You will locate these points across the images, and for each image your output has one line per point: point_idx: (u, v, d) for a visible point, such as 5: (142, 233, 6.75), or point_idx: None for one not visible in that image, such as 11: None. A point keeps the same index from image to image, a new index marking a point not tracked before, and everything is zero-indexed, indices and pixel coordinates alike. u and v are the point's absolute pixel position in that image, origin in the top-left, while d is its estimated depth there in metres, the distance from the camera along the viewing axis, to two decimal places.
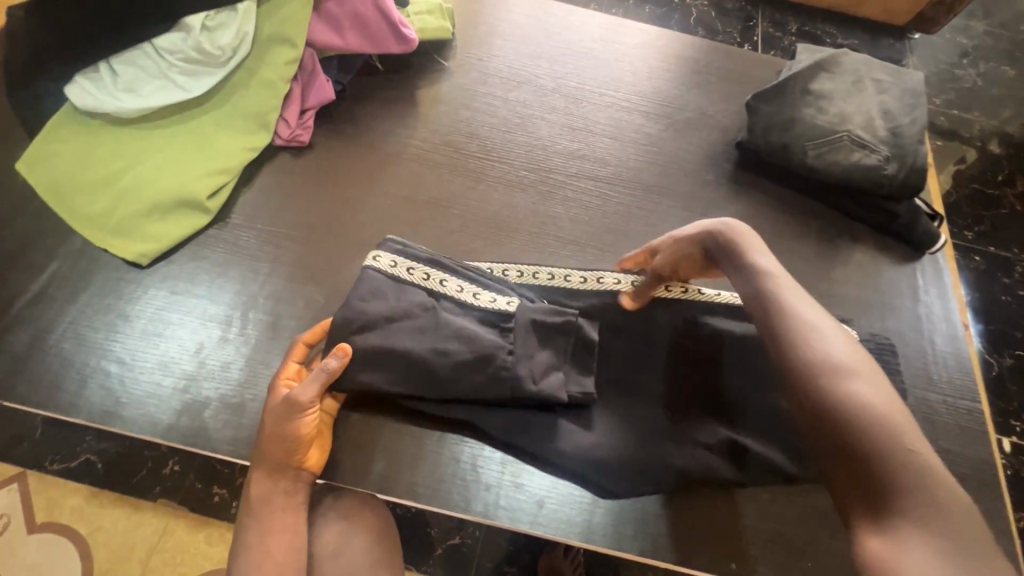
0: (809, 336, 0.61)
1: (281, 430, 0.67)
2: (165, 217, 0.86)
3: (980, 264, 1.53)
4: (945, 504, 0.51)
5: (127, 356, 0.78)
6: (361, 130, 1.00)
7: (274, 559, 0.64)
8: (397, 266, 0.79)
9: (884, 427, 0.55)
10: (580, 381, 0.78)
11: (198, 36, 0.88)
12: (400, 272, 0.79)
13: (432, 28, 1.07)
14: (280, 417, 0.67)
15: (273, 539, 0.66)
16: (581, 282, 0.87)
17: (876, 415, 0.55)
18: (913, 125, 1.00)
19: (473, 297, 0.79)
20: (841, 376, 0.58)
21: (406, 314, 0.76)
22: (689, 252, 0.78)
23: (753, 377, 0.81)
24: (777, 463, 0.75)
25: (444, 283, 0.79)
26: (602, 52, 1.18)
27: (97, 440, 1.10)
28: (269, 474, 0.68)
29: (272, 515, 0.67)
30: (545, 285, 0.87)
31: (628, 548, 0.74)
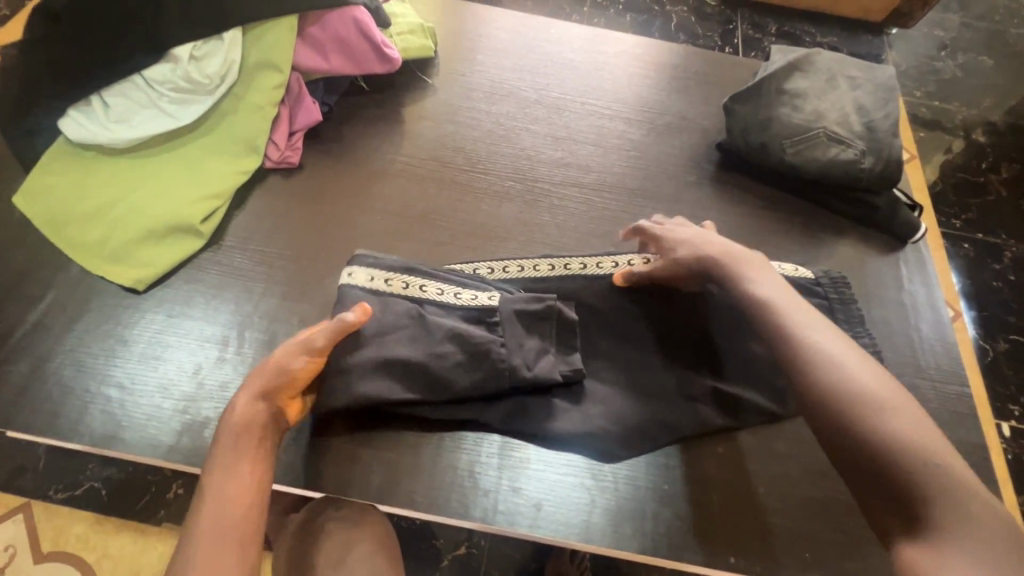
0: (819, 358, 0.63)
1: (290, 364, 0.70)
2: (160, 242, 0.88)
3: (970, 251, 1.55)
4: (974, 512, 0.52)
5: (127, 381, 0.80)
6: (349, 149, 1.03)
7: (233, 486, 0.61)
8: (375, 279, 0.81)
9: (906, 445, 0.56)
10: (568, 359, 0.81)
11: (187, 66, 0.91)
12: (380, 285, 0.81)
13: (415, 47, 1.10)
14: (293, 355, 0.70)
15: (245, 469, 0.63)
16: (549, 269, 0.89)
17: (899, 437, 0.57)
18: (887, 119, 1.03)
19: (456, 297, 0.81)
20: (865, 409, 0.59)
21: (395, 326, 0.79)
22: (678, 271, 0.80)
23: (727, 331, 0.85)
24: (759, 403, 0.81)
25: (424, 288, 0.82)
26: (582, 63, 1.20)
27: (101, 467, 1.11)
28: (253, 400, 0.67)
29: (249, 441, 0.65)
30: (516, 278, 0.89)
31: (628, 547, 0.75)
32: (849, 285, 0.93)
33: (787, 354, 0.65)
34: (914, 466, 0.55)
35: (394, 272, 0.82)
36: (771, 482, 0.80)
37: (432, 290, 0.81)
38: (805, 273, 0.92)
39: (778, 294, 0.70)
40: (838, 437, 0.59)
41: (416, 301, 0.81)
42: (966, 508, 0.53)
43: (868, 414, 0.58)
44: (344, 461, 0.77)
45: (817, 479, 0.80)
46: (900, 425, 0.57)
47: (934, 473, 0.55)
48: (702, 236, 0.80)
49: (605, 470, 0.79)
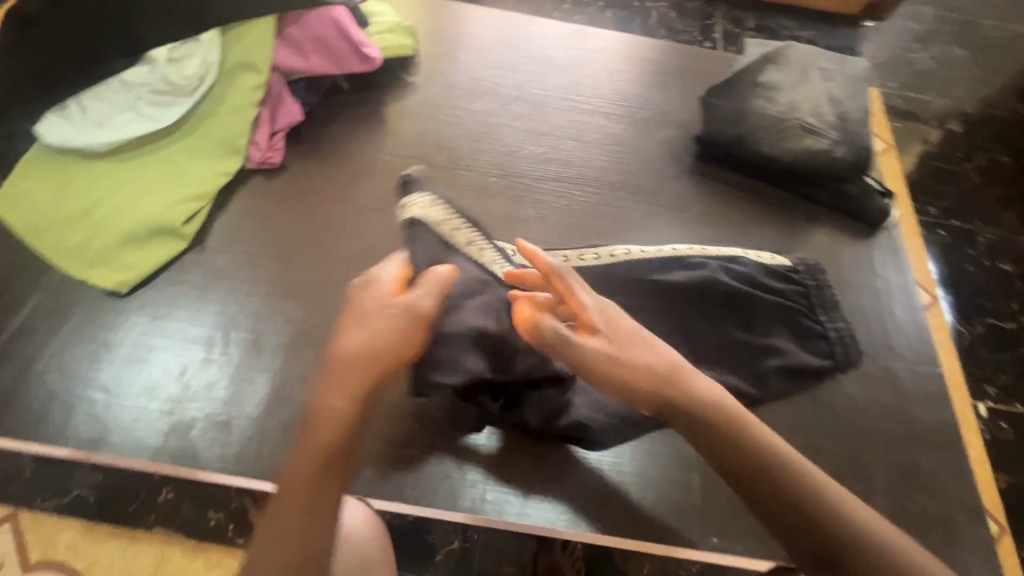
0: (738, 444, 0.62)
1: (388, 339, 0.66)
2: (142, 245, 0.88)
3: (946, 237, 1.58)
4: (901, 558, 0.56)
5: (113, 384, 0.80)
6: (332, 149, 1.03)
7: (302, 483, 0.60)
8: (442, 223, 0.83)
9: (832, 517, 0.59)
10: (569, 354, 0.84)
11: (164, 68, 0.91)
12: (446, 231, 0.83)
13: (395, 46, 1.11)
14: (398, 330, 0.67)
15: (323, 493, 0.59)
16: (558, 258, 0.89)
17: (824, 507, 0.59)
18: (858, 110, 1.06)
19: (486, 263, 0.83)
20: (799, 497, 0.60)
21: (471, 292, 0.79)
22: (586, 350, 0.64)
23: (707, 319, 0.88)
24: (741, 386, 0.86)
25: (473, 239, 0.84)
26: (562, 59, 1.22)
27: (89, 474, 1.10)
28: (343, 382, 0.64)
29: (337, 450, 0.61)
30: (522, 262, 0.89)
31: (614, 531, 0.77)
32: (825, 273, 0.95)
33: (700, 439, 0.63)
34: (857, 548, 0.57)
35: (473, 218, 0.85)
36: None
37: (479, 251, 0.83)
38: (781, 261, 0.95)
39: (699, 386, 0.65)
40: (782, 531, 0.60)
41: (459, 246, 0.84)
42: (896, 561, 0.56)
43: (783, 485, 0.60)
44: None
45: None
46: (816, 492, 0.60)
47: (856, 535, 0.58)
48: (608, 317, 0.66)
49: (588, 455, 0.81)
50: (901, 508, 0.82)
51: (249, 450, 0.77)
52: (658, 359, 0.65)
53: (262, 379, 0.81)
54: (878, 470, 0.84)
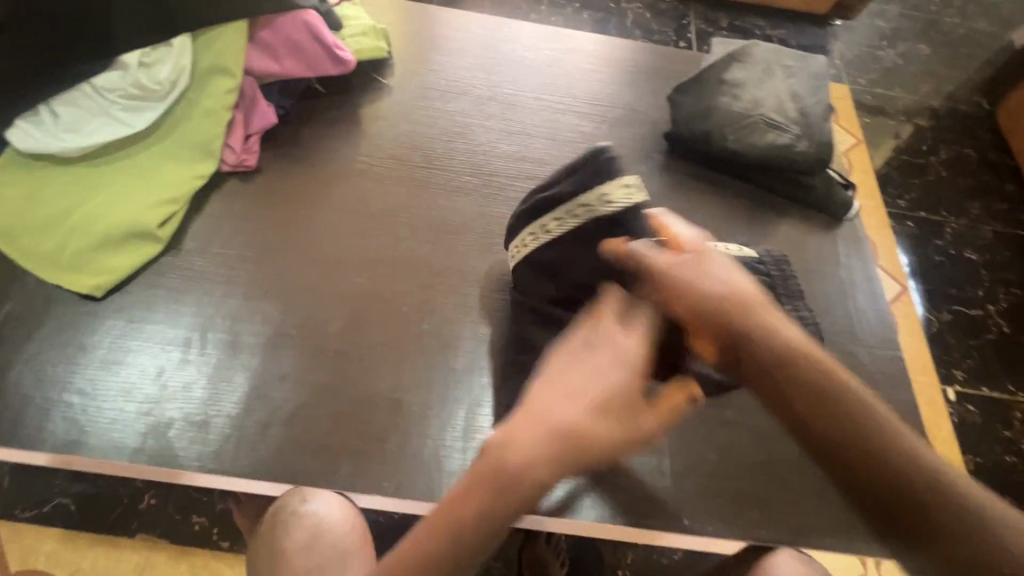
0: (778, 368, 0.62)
1: (600, 429, 0.63)
2: (117, 248, 0.88)
3: (914, 228, 1.63)
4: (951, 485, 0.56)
5: (89, 388, 0.80)
6: (307, 151, 1.05)
7: (473, 518, 0.61)
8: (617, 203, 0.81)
9: (883, 432, 0.58)
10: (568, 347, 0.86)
11: (136, 73, 0.91)
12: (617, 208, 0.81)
13: (368, 49, 1.12)
14: (621, 395, 0.65)
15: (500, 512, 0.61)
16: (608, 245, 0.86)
17: (873, 427, 0.59)
18: (819, 105, 1.10)
19: (546, 232, 0.84)
20: (853, 413, 0.59)
21: None
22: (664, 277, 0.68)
23: None
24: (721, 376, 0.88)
25: (576, 211, 0.82)
26: (534, 59, 1.24)
27: (70, 482, 1.10)
28: (560, 422, 0.63)
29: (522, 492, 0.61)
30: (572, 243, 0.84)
31: (587, 516, 0.79)
32: (789, 262, 0.98)
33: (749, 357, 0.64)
34: (908, 467, 0.57)
35: (609, 207, 0.80)
36: (720, 448, 0.85)
37: (562, 228, 0.83)
38: (748, 252, 0.97)
39: (772, 319, 0.65)
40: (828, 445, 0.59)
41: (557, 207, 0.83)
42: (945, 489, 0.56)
43: (837, 401, 0.60)
44: (311, 452, 0.79)
45: (764, 444, 0.86)
46: (870, 409, 0.59)
47: (908, 458, 0.57)
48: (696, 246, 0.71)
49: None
50: None
51: (228, 448, 0.78)
52: (730, 292, 0.67)
53: (239, 378, 0.82)
54: None
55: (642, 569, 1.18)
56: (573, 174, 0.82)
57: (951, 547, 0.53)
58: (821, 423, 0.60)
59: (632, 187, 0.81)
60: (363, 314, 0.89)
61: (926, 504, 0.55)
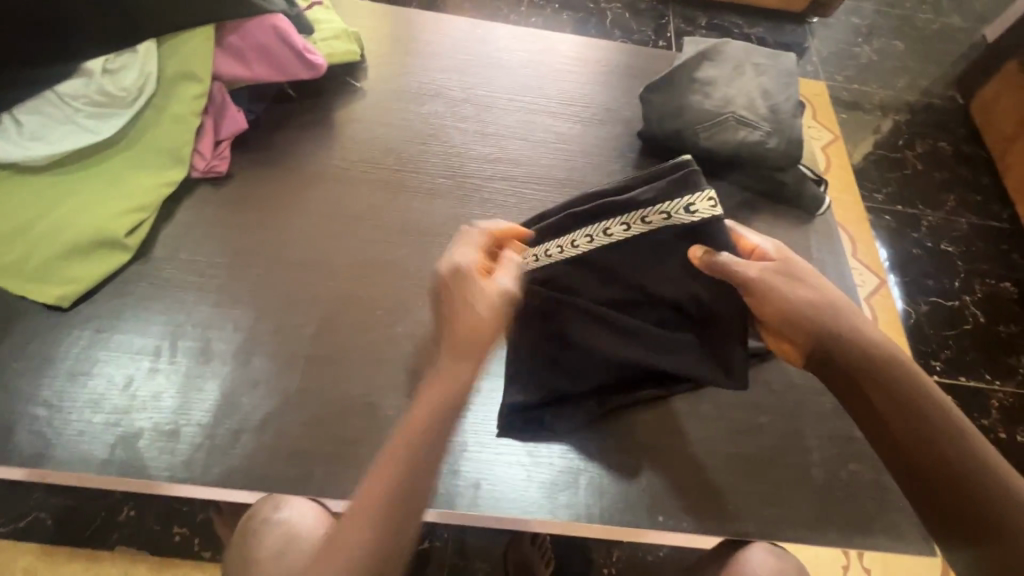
0: (866, 372, 0.67)
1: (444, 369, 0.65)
2: (84, 257, 0.87)
3: (891, 222, 1.65)
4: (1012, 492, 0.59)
5: (56, 400, 0.79)
6: (279, 155, 1.04)
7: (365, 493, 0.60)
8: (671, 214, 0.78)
9: (944, 435, 0.62)
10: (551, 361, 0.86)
11: (100, 80, 0.91)
12: (664, 220, 0.79)
13: (340, 52, 1.11)
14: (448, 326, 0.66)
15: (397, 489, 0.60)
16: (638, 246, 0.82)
17: (943, 429, 0.63)
18: (789, 102, 1.11)
19: (607, 234, 0.82)
20: (914, 415, 0.64)
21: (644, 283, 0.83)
22: (796, 286, 0.72)
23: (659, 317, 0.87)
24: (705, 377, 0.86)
25: (648, 218, 0.79)
26: (508, 61, 1.24)
27: (47, 496, 1.09)
28: (433, 370, 0.66)
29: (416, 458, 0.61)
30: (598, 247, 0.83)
31: (562, 516, 0.79)
32: None
33: (835, 361, 0.69)
34: (970, 467, 0.60)
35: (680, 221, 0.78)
36: (695, 444, 0.86)
37: (626, 233, 0.81)
38: None
39: (861, 323, 0.70)
40: (887, 443, 0.65)
41: (625, 212, 0.80)
42: (1006, 495, 0.59)
43: (908, 404, 0.64)
44: (283, 459, 0.78)
45: (737, 438, 0.87)
46: (937, 411, 0.64)
47: (969, 461, 0.61)
48: (781, 255, 0.76)
49: (543, 445, 0.84)
50: (837, 476, 0.86)
51: (198, 456, 0.77)
52: (828, 303, 0.71)
53: (210, 386, 0.81)
54: (815, 442, 0.88)
55: (628, 567, 1.18)
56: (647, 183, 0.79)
57: (1003, 533, 0.57)
58: (884, 422, 0.65)
59: (715, 206, 0.77)
60: (336, 319, 0.89)
61: (986, 501, 0.59)
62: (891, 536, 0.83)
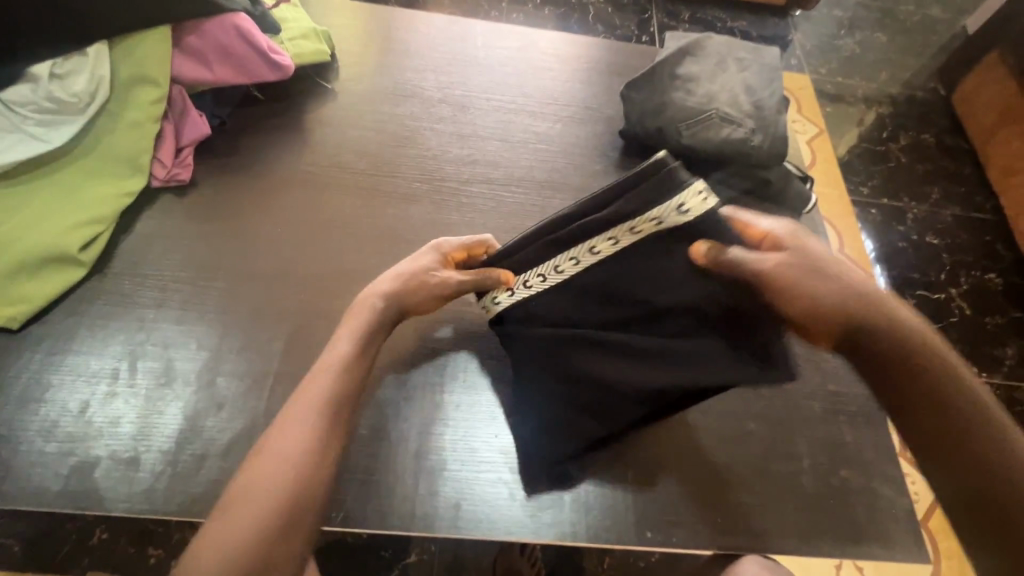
0: (900, 370, 0.64)
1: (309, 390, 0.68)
2: (34, 275, 0.82)
3: (877, 216, 1.64)
4: None
5: (5, 428, 0.74)
6: (245, 161, 0.99)
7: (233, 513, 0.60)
8: (659, 218, 0.72)
9: (979, 441, 0.61)
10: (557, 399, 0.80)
11: (48, 85, 0.85)
12: (652, 225, 0.73)
13: (308, 52, 1.06)
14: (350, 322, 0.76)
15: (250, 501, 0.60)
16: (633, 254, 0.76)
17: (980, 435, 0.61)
18: (773, 97, 1.08)
19: (597, 253, 0.77)
20: (948, 417, 0.62)
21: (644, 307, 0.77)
22: (822, 276, 0.66)
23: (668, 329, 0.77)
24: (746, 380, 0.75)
25: (637, 229, 0.74)
26: (485, 59, 1.20)
27: (12, 521, 1.03)
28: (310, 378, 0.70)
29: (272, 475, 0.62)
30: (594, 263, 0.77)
31: (547, 535, 0.76)
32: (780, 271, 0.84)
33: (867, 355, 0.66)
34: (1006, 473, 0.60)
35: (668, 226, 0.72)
36: (683, 453, 0.83)
37: (614, 247, 0.76)
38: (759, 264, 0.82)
39: (897, 316, 0.66)
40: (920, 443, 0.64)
41: (612, 227, 0.75)
42: None
43: (945, 405, 0.63)
44: None
45: (725, 447, 0.84)
46: (973, 413, 0.62)
47: (1005, 466, 0.60)
48: (794, 239, 0.67)
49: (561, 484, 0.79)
50: (827, 482, 0.84)
51: (160, 484, 0.73)
52: (856, 291, 0.66)
53: (173, 408, 0.77)
54: (805, 448, 0.86)
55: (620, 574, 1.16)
56: (626, 191, 0.73)
57: None
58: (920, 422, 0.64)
59: (705, 202, 0.70)
60: (307, 334, 0.85)
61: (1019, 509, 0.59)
62: (882, 542, 0.81)
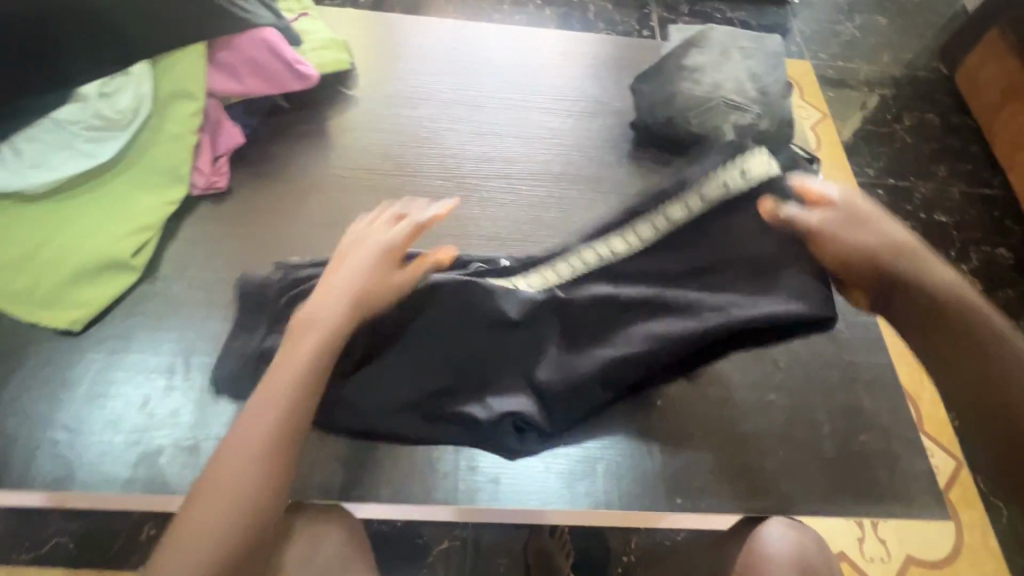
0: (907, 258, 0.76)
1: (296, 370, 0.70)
2: (93, 281, 0.88)
3: (884, 195, 1.67)
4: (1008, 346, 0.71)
5: (75, 422, 0.80)
6: (276, 168, 1.04)
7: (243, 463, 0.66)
8: (662, 220, 0.86)
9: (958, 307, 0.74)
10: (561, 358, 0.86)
11: (96, 104, 0.91)
12: (664, 216, 0.85)
13: (331, 62, 1.12)
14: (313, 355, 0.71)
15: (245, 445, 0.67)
16: (683, 213, 0.85)
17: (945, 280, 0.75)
18: (777, 83, 1.12)
19: (667, 221, 0.85)
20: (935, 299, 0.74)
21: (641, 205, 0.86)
22: (863, 237, 0.77)
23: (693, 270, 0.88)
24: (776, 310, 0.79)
25: (675, 215, 0.85)
26: (500, 60, 1.25)
27: (67, 520, 1.09)
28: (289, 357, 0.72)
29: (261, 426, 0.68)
30: (654, 238, 0.86)
31: (582, 505, 0.81)
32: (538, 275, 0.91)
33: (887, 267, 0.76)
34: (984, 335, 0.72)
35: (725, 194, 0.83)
36: (708, 426, 0.87)
37: (684, 212, 0.85)
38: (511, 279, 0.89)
39: (929, 265, 0.76)
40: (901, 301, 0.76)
41: (671, 198, 0.85)
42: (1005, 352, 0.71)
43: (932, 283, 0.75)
44: (307, 464, 0.80)
45: (747, 417, 0.88)
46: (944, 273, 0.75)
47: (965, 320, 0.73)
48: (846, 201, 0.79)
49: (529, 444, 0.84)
50: (847, 447, 0.88)
51: None
52: (964, 283, 0.76)
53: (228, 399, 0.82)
54: (824, 415, 0.89)
55: (646, 551, 1.20)
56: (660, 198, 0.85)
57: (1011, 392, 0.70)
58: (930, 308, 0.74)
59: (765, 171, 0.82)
60: None
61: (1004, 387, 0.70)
62: (904, 502, 0.85)
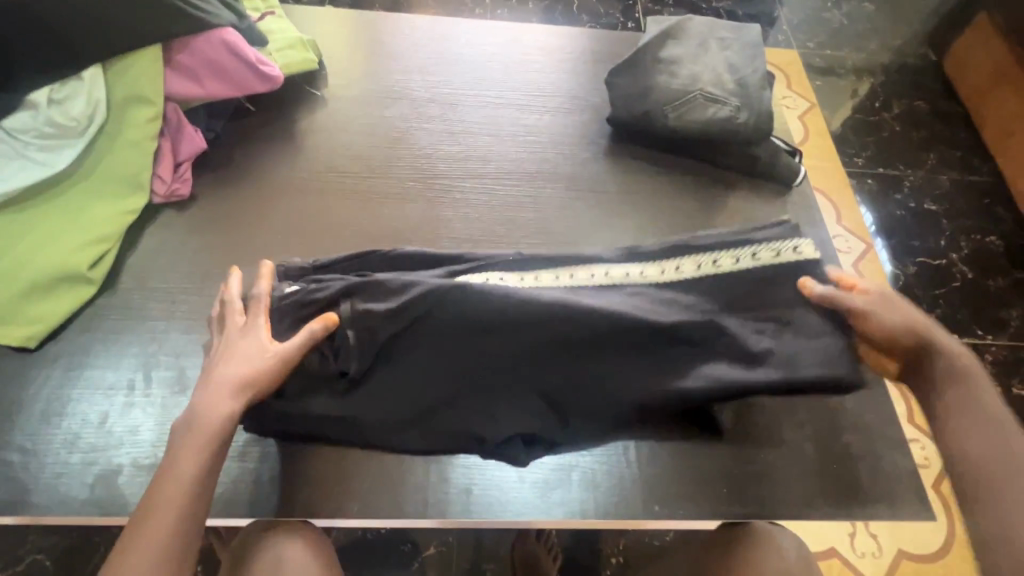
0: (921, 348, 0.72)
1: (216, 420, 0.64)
2: (49, 296, 0.85)
3: (872, 185, 1.64)
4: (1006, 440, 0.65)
5: (30, 443, 0.77)
6: (241, 173, 1.01)
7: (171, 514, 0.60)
8: (704, 264, 0.82)
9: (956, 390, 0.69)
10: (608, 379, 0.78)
11: (47, 111, 0.88)
12: (709, 265, 0.82)
13: (296, 62, 1.09)
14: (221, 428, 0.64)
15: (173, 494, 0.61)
16: (731, 262, 0.82)
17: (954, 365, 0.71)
18: (756, 74, 1.09)
19: (715, 264, 0.82)
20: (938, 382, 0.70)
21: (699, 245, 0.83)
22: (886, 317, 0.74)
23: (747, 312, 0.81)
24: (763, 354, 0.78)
25: (719, 260, 0.82)
26: (473, 56, 1.22)
27: (41, 537, 1.07)
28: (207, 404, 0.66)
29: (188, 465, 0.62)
30: (694, 275, 0.82)
31: (557, 515, 0.78)
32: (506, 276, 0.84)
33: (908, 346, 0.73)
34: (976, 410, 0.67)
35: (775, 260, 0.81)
36: (688, 429, 0.85)
37: (734, 263, 0.82)
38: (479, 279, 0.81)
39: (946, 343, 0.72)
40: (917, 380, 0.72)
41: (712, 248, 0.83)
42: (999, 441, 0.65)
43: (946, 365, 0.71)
44: (274, 479, 0.78)
45: (728, 420, 0.86)
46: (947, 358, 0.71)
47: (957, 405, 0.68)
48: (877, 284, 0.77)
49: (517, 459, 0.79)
50: (830, 447, 0.86)
51: None
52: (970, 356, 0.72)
53: None
54: (806, 415, 0.87)
55: (635, 553, 1.18)
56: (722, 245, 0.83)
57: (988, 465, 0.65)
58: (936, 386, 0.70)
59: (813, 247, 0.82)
60: None
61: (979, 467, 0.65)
62: (889, 502, 0.83)
